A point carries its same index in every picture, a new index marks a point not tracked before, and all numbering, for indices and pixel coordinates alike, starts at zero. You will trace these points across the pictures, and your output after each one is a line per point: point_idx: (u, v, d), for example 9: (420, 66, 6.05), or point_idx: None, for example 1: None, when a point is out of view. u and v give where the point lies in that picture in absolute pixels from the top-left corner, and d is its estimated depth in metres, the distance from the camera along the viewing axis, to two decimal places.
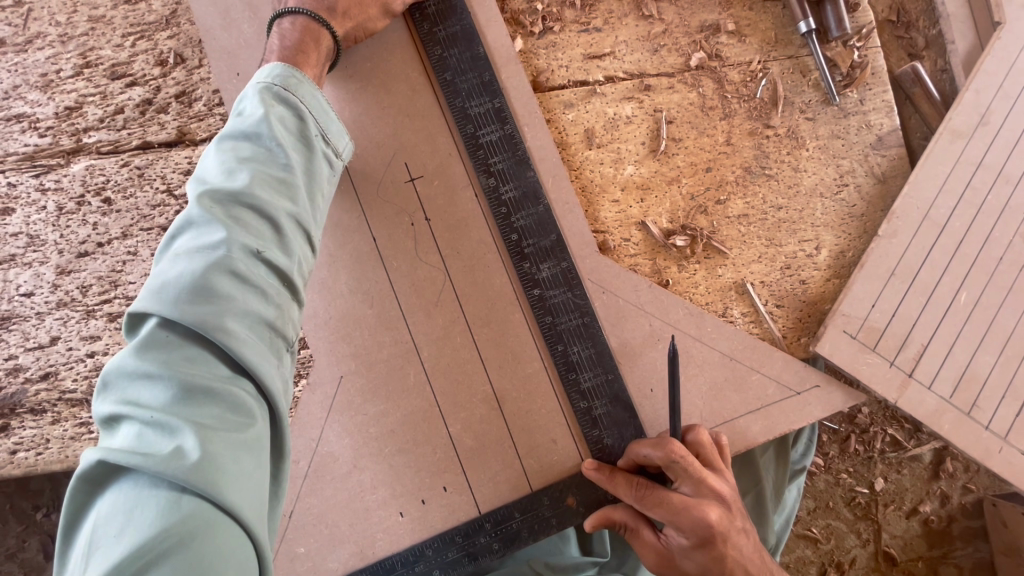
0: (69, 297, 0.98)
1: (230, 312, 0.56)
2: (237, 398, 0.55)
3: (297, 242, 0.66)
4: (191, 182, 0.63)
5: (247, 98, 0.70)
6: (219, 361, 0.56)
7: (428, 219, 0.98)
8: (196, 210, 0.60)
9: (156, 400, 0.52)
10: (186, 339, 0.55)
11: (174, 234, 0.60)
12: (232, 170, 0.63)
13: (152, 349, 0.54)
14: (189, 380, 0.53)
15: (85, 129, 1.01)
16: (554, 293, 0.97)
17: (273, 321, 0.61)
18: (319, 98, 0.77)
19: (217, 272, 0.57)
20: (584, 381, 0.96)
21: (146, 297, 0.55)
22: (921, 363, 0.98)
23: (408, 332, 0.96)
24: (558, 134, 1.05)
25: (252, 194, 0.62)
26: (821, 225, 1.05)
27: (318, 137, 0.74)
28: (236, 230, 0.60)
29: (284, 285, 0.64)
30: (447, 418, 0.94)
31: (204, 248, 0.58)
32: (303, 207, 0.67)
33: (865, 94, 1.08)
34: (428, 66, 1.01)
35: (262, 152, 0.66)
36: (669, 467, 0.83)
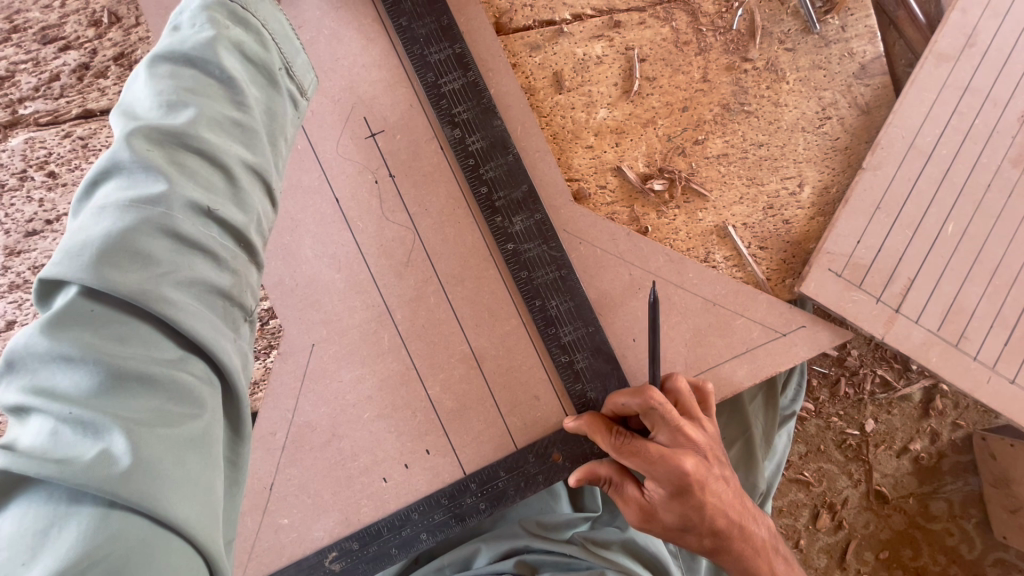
0: (21, 279, 0.93)
1: (172, 280, 0.49)
2: (181, 383, 0.48)
3: (254, 195, 0.57)
4: (117, 115, 0.53)
5: (189, 18, 0.59)
6: (161, 336, 0.48)
7: (392, 175, 0.93)
8: (125, 151, 0.50)
9: (78, 390, 0.44)
10: (116, 312, 0.47)
11: (97, 179, 0.50)
12: (173, 107, 0.53)
13: (74, 318, 0.45)
14: (122, 364, 0.45)
15: (20, 100, 0.95)
16: (530, 247, 0.94)
17: (226, 288, 0.53)
18: (278, 26, 0.67)
19: (153, 229, 0.48)
20: (564, 334, 0.93)
21: (62, 257, 0.46)
22: (908, 298, 0.96)
23: (380, 296, 0.92)
24: (524, 79, 0.99)
25: (198, 137, 0.53)
26: (803, 160, 1.01)
27: (280, 73, 0.64)
28: (178, 180, 0.51)
29: (240, 244, 0.55)
30: (426, 381, 0.92)
31: (133, 199, 0.48)
32: (262, 153, 0.58)
33: (847, 20, 1.02)
34: (382, 12, 0.95)
35: (208, 83, 0.56)
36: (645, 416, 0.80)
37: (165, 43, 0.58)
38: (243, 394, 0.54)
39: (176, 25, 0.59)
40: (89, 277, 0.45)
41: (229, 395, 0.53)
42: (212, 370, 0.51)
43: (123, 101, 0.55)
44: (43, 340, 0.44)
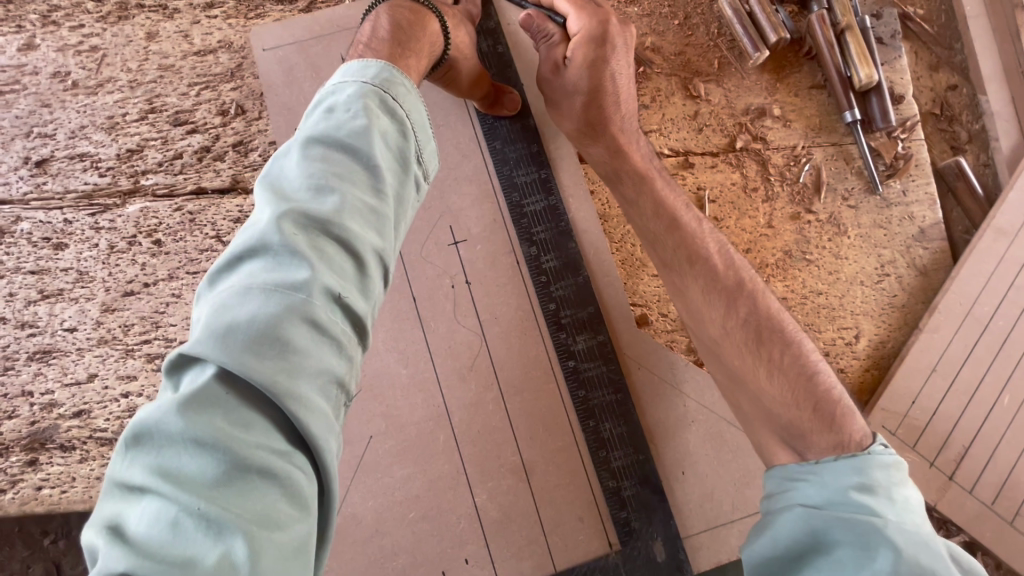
0: (110, 335, 0.99)
1: (300, 370, 0.53)
2: (292, 478, 0.51)
3: (375, 283, 0.62)
4: (270, 197, 0.60)
5: (344, 107, 0.66)
6: (277, 426, 0.52)
7: (468, 283, 0.99)
8: (277, 236, 0.57)
9: (204, 479, 0.47)
10: (247, 397, 0.51)
11: (247, 259, 0.57)
12: (323, 199, 0.59)
13: (211, 396, 0.49)
14: (248, 450, 0.49)
15: (143, 172, 1.04)
16: (589, 366, 0.97)
17: (342, 376, 0.57)
18: (418, 116, 0.72)
19: (293, 317, 0.54)
20: (614, 459, 0.94)
21: (210, 338, 0.51)
22: (962, 466, 0.96)
23: (441, 396, 0.95)
24: (601, 205, 1.05)
25: (339, 232, 0.59)
26: (860, 313, 1.04)
27: (414, 162, 0.69)
28: (319, 268, 0.57)
29: (356, 329, 0.60)
30: (474, 488, 0.93)
31: (280, 287, 0.54)
32: (389, 240, 0.64)
33: (908, 185, 1.09)
34: (479, 133, 1.04)
35: (355, 174, 0.63)
36: (610, 113, 0.92)
37: (320, 129, 0.64)
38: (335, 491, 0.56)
39: (331, 111, 0.66)
40: (234, 361, 0.50)
41: (323, 491, 0.55)
42: (313, 465, 0.54)
43: (274, 183, 0.61)
44: (177, 419, 0.48)
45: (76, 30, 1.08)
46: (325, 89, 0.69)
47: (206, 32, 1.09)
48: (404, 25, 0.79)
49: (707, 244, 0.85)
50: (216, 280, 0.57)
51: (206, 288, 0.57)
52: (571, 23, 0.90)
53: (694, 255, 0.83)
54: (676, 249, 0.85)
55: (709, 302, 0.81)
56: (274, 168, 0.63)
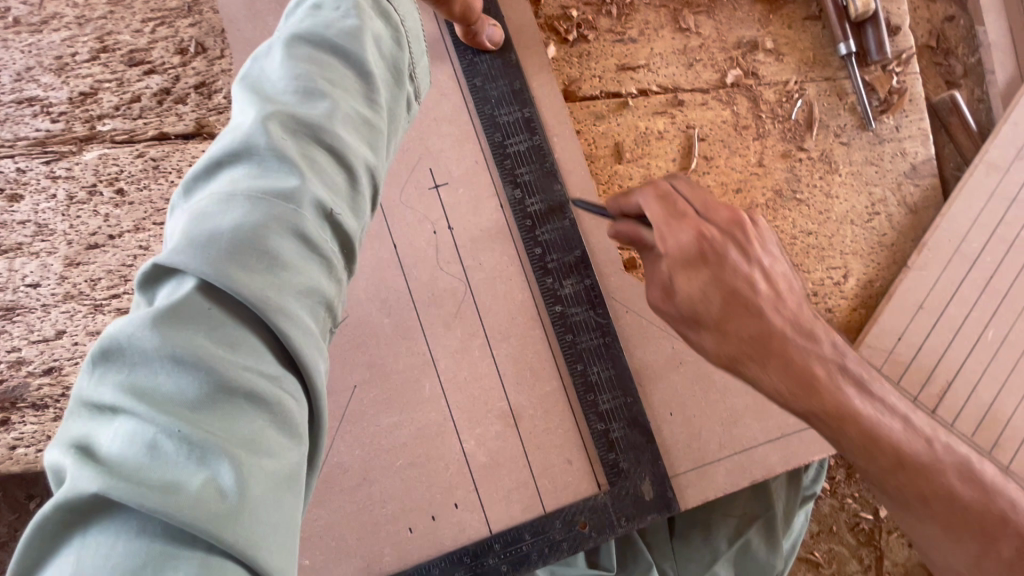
0: (77, 290, 0.94)
1: (290, 284, 0.51)
2: (282, 401, 0.48)
3: (365, 201, 0.61)
4: (253, 100, 0.57)
5: (335, 10, 0.63)
6: (265, 344, 0.50)
7: (451, 228, 0.95)
8: (263, 140, 0.54)
9: (186, 400, 0.44)
10: (232, 311, 0.49)
11: (228, 165, 0.54)
12: (313, 105, 0.57)
13: (193, 308, 0.47)
14: (234, 370, 0.46)
15: (99, 117, 0.98)
16: (576, 310, 0.95)
17: (332, 295, 0.56)
18: (413, 31, 0.71)
19: (282, 229, 0.52)
20: (602, 402, 0.94)
21: (190, 246, 0.48)
22: (945, 400, 0.97)
23: (426, 344, 0.93)
24: (587, 146, 1.02)
25: (330, 142, 0.57)
26: (849, 252, 1.03)
27: (407, 78, 0.68)
28: (309, 179, 0.54)
29: (345, 250, 0.59)
30: (462, 434, 0.92)
31: (268, 194, 0.52)
32: (379, 157, 0.62)
33: (901, 120, 1.06)
34: (458, 70, 0.99)
35: (344, 83, 0.60)
36: (748, 317, 0.70)
37: (308, 30, 0.61)
38: (323, 419, 0.55)
39: (321, 13, 0.63)
40: (219, 271, 0.48)
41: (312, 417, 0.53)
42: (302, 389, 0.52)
43: (256, 87, 0.58)
44: (154, 334, 0.45)
45: None
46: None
47: None
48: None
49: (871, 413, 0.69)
50: (194, 188, 0.54)
51: (184, 196, 0.54)
52: (663, 238, 0.69)
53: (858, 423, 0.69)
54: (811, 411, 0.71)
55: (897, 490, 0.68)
56: (256, 71, 0.60)
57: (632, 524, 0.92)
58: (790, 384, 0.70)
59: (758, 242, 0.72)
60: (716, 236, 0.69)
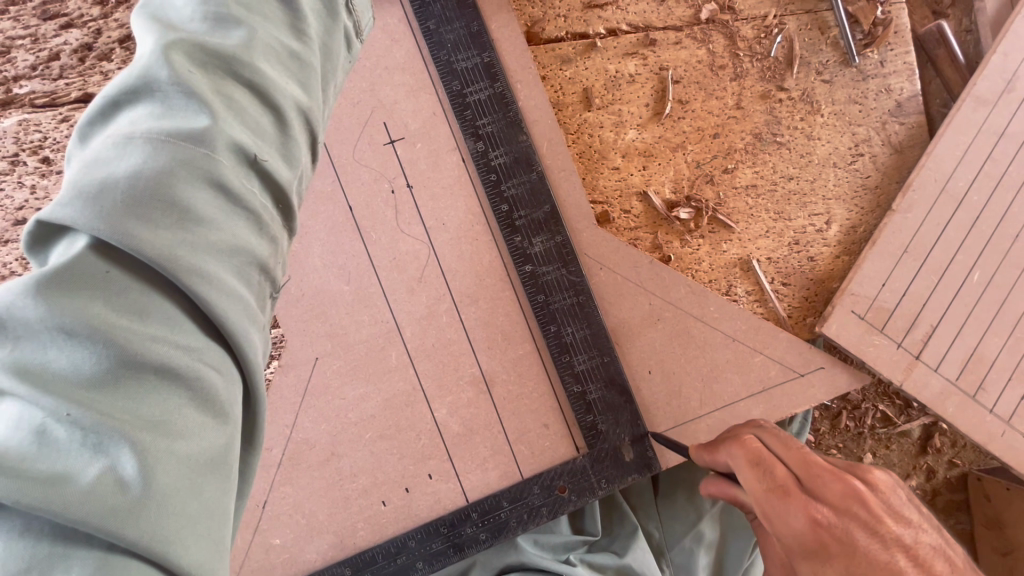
0: (8, 270, 0.87)
1: (207, 241, 0.45)
2: (201, 375, 0.43)
3: (300, 148, 0.54)
4: (153, 27, 0.49)
5: None
6: (180, 311, 0.44)
7: (410, 186, 0.89)
8: (164, 74, 0.46)
9: (82, 381, 0.40)
10: (136, 275, 0.43)
11: (126, 106, 0.46)
12: (225, 32, 0.50)
13: (84, 273, 0.41)
14: (140, 342, 0.41)
15: (15, 78, 0.89)
16: (547, 269, 0.90)
17: (263, 255, 0.50)
18: None
19: (193, 177, 0.45)
20: (578, 364, 0.90)
21: (78, 200, 0.41)
22: (929, 346, 0.94)
23: (389, 311, 0.88)
24: (553, 93, 0.95)
25: (250, 78, 0.50)
26: (832, 197, 0.98)
27: (343, 8, 0.60)
28: (225, 119, 0.48)
29: (278, 204, 0.52)
30: (432, 402, 0.88)
31: (173, 135, 0.45)
32: (314, 98, 0.56)
33: (886, 55, 1.00)
34: (409, 13, 0.90)
35: (263, 10, 0.53)
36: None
37: None
38: (261, 393, 0.50)
39: None
40: (114, 227, 0.41)
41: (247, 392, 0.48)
42: (231, 361, 0.47)
43: (157, 14, 0.50)
44: (36, 304, 0.39)
45: None
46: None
47: None
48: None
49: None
50: (87, 133, 0.46)
51: (76, 143, 0.46)
52: (771, 522, 0.59)
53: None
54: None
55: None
56: None
57: (613, 486, 0.90)
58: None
59: (885, 516, 0.59)
60: (838, 523, 0.57)
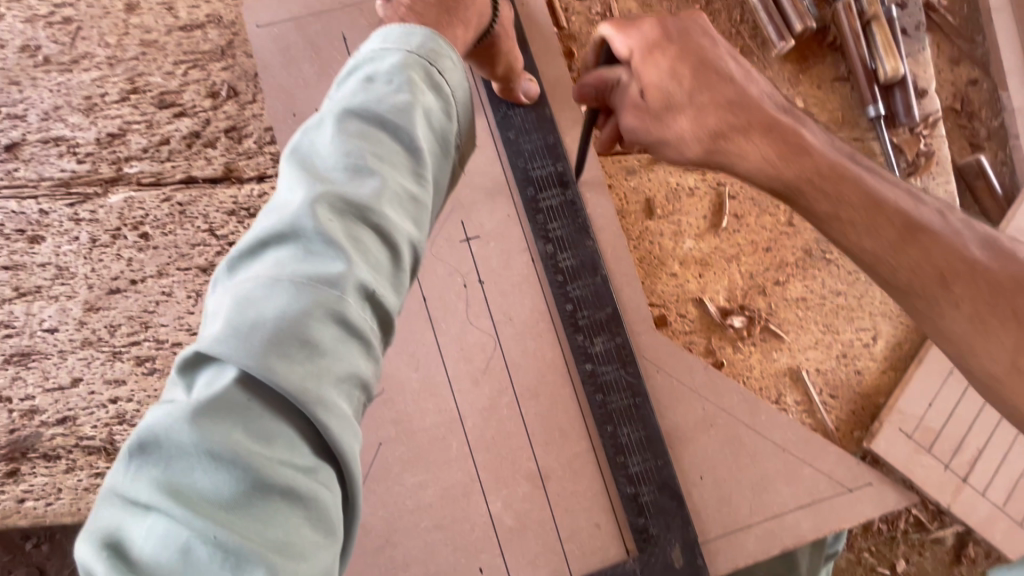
0: (95, 336, 0.92)
1: (331, 373, 0.50)
2: (318, 498, 0.47)
3: (407, 277, 0.60)
4: (302, 175, 0.56)
5: (387, 74, 0.63)
6: (303, 436, 0.48)
7: (481, 281, 0.94)
8: (309, 222, 0.53)
9: (221, 503, 0.43)
10: (271, 402, 0.48)
11: (274, 246, 0.53)
12: (360, 179, 0.57)
13: (231, 402, 0.46)
14: (272, 467, 0.45)
15: (127, 158, 0.96)
16: (607, 369, 0.93)
17: (370, 378, 0.55)
18: (462, 91, 0.70)
19: (325, 315, 0.51)
20: (632, 465, 0.92)
21: (233, 336, 0.48)
22: (974, 468, 0.96)
23: (453, 401, 0.91)
24: (618, 200, 1.01)
25: (376, 220, 0.56)
26: (878, 313, 1.02)
27: (454, 145, 0.67)
28: (355, 262, 0.54)
29: (385, 328, 0.57)
30: (488, 495, 0.90)
31: (312, 279, 0.51)
32: (423, 231, 0.61)
33: (929, 183, 1.06)
34: (492, 122, 0.98)
35: (392, 157, 0.59)
36: (720, 82, 0.74)
37: (359, 97, 0.61)
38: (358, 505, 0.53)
39: (371, 78, 0.63)
40: (261, 363, 0.47)
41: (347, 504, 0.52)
42: (338, 479, 0.50)
43: (305, 161, 0.58)
44: (192, 429, 0.44)
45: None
46: (366, 54, 0.66)
47: (191, 4, 1.00)
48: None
49: (965, 241, 0.64)
50: (240, 266, 0.53)
51: (229, 273, 0.53)
52: (639, 67, 0.74)
53: (946, 265, 0.62)
54: (915, 269, 0.62)
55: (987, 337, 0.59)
56: (306, 142, 0.59)
57: None
58: (763, 177, 0.72)
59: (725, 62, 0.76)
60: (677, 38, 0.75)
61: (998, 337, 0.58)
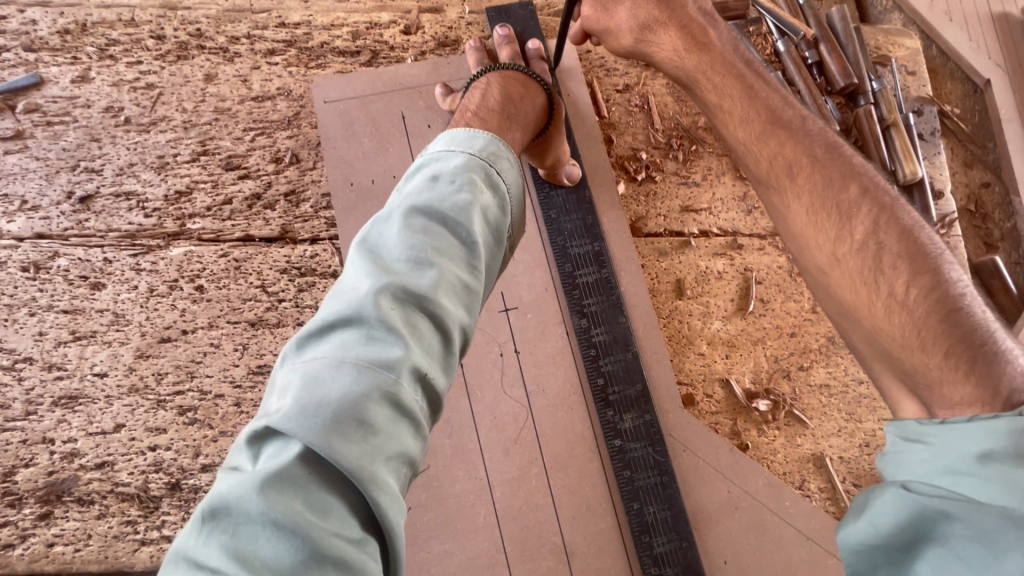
0: (142, 382, 0.95)
1: (384, 453, 0.52)
2: (366, 574, 0.49)
3: (454, 359, 0.63)
4: (370, 264, 0.61)
5: (451, 173, 0.70)
6: (354, 511, 0.51)
7: (516, 351, 0.98)
8: (374, 308, 0.57)
9: (279, 571, 0.45)
10: (330, 479, 0.50)
11: (340, 328, 0.57)
12: (422, 268, 0.61)
13: (294, 477, 0.49)
14: (328, 540, 0.47)
15: (191, 215, 1.02)
16: (635, 446, 0.95)
17: (416, 458, 0.57)
18: (516, 187, 0.77)
19: (383, 396, 0.54)
20: (657, 545, 0.92)
21: (300, 414, 0.51)
22: None
23: (483, 469, 0.93)
24: (650, 280, 1.06)
25: (433, 307, 0.60)
26: None
27: (505, 235, 0.72)
28: (412, 348, 0.57)
29: (432, 409, 0.60)
30: (513, 568, 0.90)
31: (374, 362, 0.54)
32: (472, 316, 0.66)
33: None
34: (534, 201, 1.06)
35: (450, 248, 0.65)
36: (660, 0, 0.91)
37: (425, 193, 0.67)
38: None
39: (437, 176, 0.70)
40: (324, 441, 0.50)
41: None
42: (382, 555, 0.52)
43: (373, 250, 0.63)
44: (258, 499, 0.47)
45: (134, 66, 1.08)
46: (430, 157, 0.73)
47: (266, 78, 1.09)
48: (513, 99, 0.92)
49: (810, 140, 0.80)
50: (307, 345, 0.57)
51: (296, 350, 0.57)
52: None
53: (793, 160, 0.79)
54: (772, 159, 0.81)
55: (814, 223, 0.75)
56: (375, 233, 0.65)
57: None
58: (672, 65, 0.93)
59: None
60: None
61: (822, 226, 0.75)
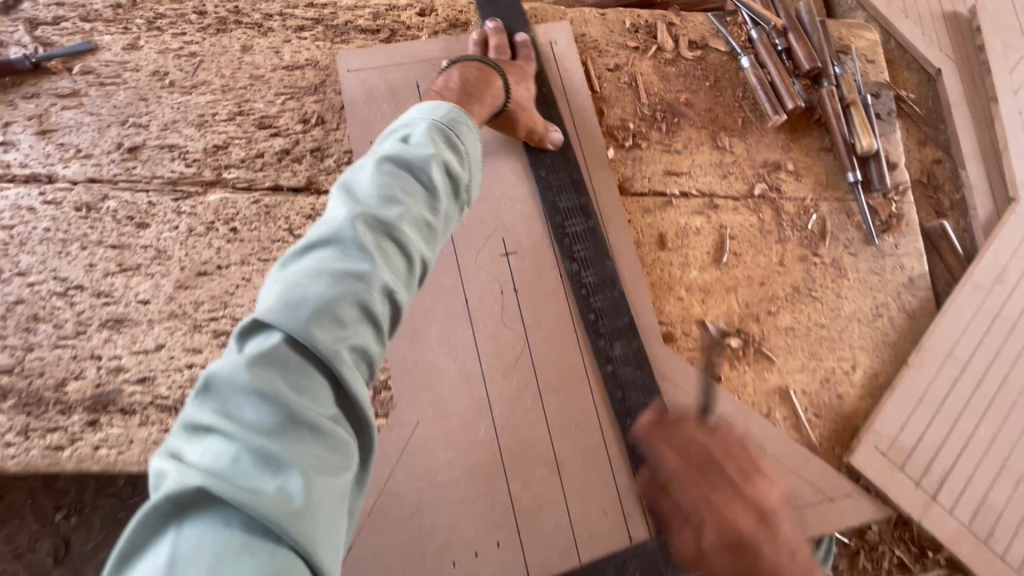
0: (181, 309, 1.06)
1: (354, 344, 0.63)
2: (338, 436, 0.59)
3: (415, 284, 0.75)
4: (345, 200, 0.73)
5: (418, 135, 0.83)
6: (328, 388, 0.61)
7: (516, 289, 1.11)
8: (349, 231, 0.69)
9: (264, 426, 0.55)
10: (307, 361, 0.60)
11: (319, 248, 0.68)
12: (390, 205, 0.73)
13: (278, 356, 0.59)
14: (303, 406, 0.57)
15: (227, 166, 1.15)
16: (619, 373, 1.07)
17: (377, 358, 0.68)
18: (475, 152, 0.90)
19: (355, 297, 0.65)
20: (638, 459, 1.03)
21: (282, 308, 0.61)
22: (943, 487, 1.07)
23: (484, 390, 1.04)
24: (636, 233, 1.19)
25: (399, 234, 0.72)
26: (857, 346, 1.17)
27: (464, 187, 0.84)
28: (379, 264, 0.68)
29: (394, 321, 0.72)
30: (509, 476, 1.01)
31: (347, 272, 0.66)
32: (431, 250, 0.77)
33: (900, 240, 1.24)
34: (534, 162, 1.20)
35: (415, 192, 0.77)
36: None
37: (395, 148, 0.80)
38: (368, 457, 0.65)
39: (405, 138, 0.82)
40: (302, 328, 0.60)
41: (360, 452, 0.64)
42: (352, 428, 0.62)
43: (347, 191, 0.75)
44: (247, 371, 0.57)
45: (179, 37, 1.22)
46: (401, 123, 0.86)
47: (296, 50, 1.23)
48: (481, 83, 1.07)
49: None
50: (289, 263, 0.68)
51: (279, 268, 0.68)
52: None
53: None
54: None
55: None
56: (351, 179, 0.77)
57: None
58: None
59: None
60: None
61: None
